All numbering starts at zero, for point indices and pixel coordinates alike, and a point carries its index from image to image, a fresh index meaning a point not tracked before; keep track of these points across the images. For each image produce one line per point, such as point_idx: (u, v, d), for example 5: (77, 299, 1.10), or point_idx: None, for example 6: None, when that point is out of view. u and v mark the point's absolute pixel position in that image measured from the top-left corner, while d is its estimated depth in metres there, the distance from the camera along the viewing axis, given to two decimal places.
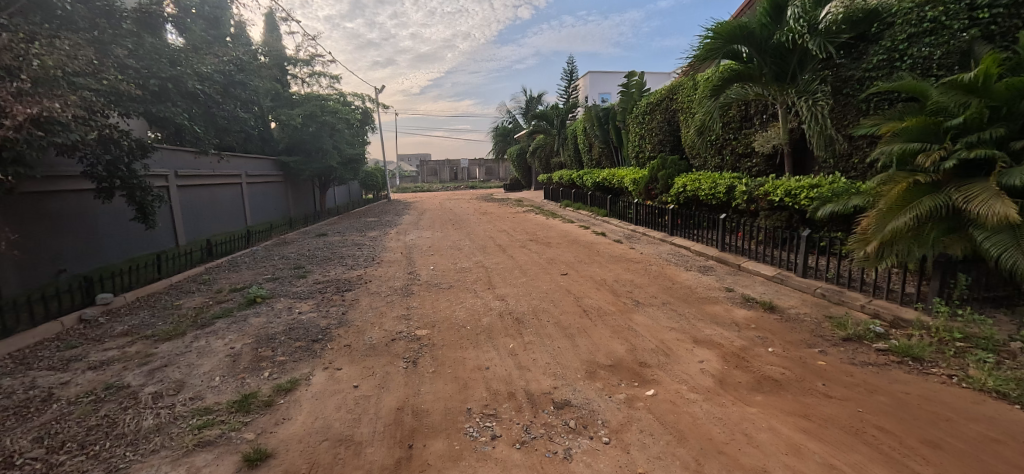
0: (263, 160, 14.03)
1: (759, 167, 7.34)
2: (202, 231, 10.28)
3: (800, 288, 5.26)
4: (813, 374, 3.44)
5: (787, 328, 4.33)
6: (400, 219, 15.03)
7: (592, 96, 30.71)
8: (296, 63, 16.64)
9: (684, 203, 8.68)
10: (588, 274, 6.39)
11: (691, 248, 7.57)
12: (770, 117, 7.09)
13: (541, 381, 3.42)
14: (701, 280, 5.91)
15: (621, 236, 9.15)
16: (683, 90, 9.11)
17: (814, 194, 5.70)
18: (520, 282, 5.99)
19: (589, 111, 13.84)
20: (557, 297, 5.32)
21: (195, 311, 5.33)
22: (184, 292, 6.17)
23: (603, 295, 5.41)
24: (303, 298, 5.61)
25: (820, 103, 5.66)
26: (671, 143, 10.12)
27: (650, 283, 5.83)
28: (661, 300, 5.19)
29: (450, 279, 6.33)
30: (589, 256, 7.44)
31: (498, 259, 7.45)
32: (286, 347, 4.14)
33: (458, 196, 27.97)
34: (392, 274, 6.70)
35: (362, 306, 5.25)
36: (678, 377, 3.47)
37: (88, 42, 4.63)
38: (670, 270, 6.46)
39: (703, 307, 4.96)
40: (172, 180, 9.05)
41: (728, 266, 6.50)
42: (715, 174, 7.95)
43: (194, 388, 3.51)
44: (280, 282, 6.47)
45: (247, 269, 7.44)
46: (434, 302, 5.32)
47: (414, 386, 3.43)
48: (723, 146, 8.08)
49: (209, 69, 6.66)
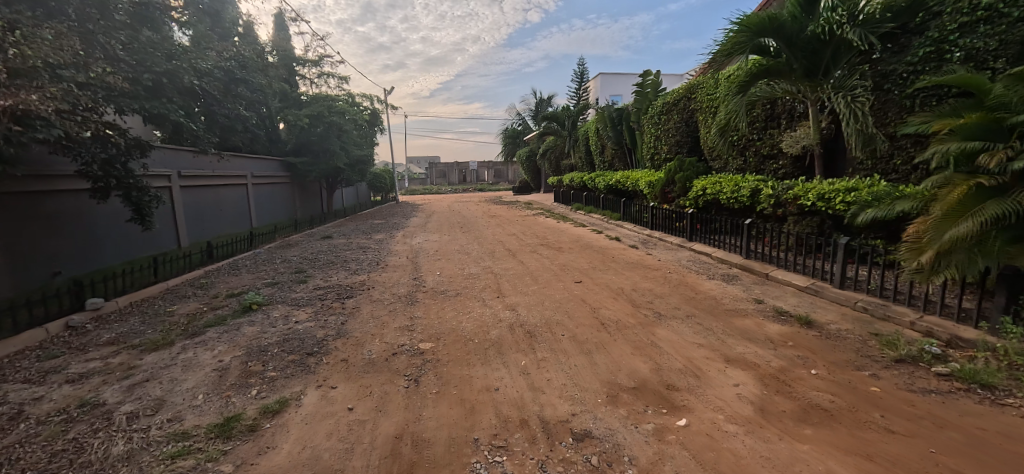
0: (270, 161, 13.84)
1: (786, 169, 6.90)
2: (205, 232, 10.07)
3: (838, 300, 4.82)
4: (868, 403, 3.02)
5: (829, 347, 3.89)
6: (407, 221, 14.74)
7: (603, 98, 30.27)
8: (304, 64, 16.51)
9: (703, 207, 8.25)
10: (604, 282, 5.98)
11: (712, 254, 7.13)
12: (799, 116, 6.65)
13: (558, 407, 3.04)
14: (726, 291, 5.48)
15: (636, 241, 8.74)
16: (702, 89, 8.68)
17: (851, 199, 5.27)
18: (531, 291, 5.61)
19: (601, 112, 13.46)
20: (572, 308, 4.93)
21: (188, 318, 5.03)
22: (179, 297, 5.89)
23: (621, 306, 5.01)
24: (301, 306, 5.29)
25: (859, 99, 5.22)
26: (689, 144, 9.69)
27: (671, 293, 5.42)
28: (685, 312, 4.79)
29: (457, 286, 5.98)
30: (604, 263, 7.05)
31: (507, 265, 7.08)
32: (278, 361, 3.81)
33: (466, 199, 27.65)
34: (396, 280, 6.36)
35: (363, 315, 4.91)
36: (712, 404, 3.06)
37: (75, 33, 4.37)
38: (692, 278, 6.03)
39: (732, 321, 4.54)
40: (175, 180, 8.85)
41: (755, 275, 6.06)
42: (737, 176, 7.53)
43: (174, 407, 3.19)
44: (279, 288, 6.17)
45: (247, 273, 7.15)
46: (439, 312, 4.96)
47: (414, 409, 3.07)
48: (745, 147, 7.64)
49: (210, 66, 6.39)
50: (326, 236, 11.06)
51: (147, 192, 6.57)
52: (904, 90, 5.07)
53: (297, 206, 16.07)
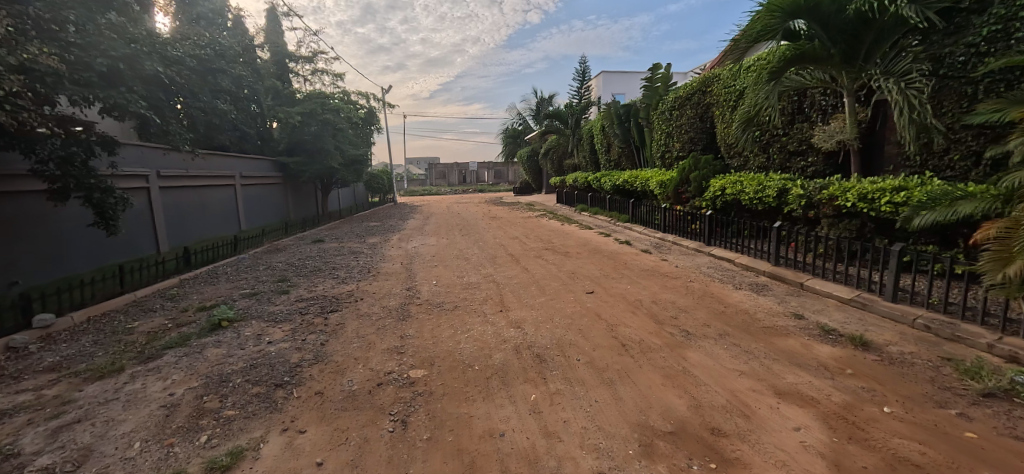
0: (261, 161, 13.27)
1: (817, 167, 6.27)
2: (187, 236, 9.43)
3: (893, 317, 4.18)
4: (971, 457, 2.38)
5: (898, 377, 3.26)
6: (404, 224, 14.12)
7: (604, 97, 29.60)
8: (297, 60, 15.91)
9: (721, 208, 7.64)
10: (618, 293, 5.35)
11: (734, 260, 6.51)
12: (832, 108, 6.04)
13: (579, 462, 2.40)
14: (759, 304, 4.84)
15: (648, 245, 8.12)
16: (720, 81, 8.08)
17: (900, 199, 4.65)
18: (537, 304, 4.96)
19: (607, 109, 12.85)
20: (586, 326, 4.28)
21: (147, 337, 4.41)
22: (143, 311, 5.26)
23: (642, 322, 4.37)
24: (277, 322, 4.67)
25: (913, 86, 4.60)
26: (704, 141, 9.05)
27: (697, 307, 4.78)
28: (716, 330, 4.14)
29: (455, 297, 5.36)
30: (616, 270, 6.42)
31: (511, 273, 6.45)
32: (239, 396, 3.18)
33: (468, 201, 27.04)
34: (387, 291, 5.72)
35: (347, 334, 4.29)
36: (773, 457, 2.42)
37: (5, 7, 3.70)
38: (717, 288, 5.40)
39: (773, 342, 3.90)
40: (153, 180, 8.27)
41: (786, 284, 5.42)
42: (760, 175, 6.91)
43: (101, 461, 2.56)
44: (257, 300, 5.54)
45: (225, 282, 6.50)
46: (434, 330, 4.33)
47: (399, 464, 2.43)
48: (769, 143, 7.03)
49: (180, 53, 5.73)
50: (318, 239, 10.45)
51: (112, 192, 5.79)
52: (964, 76, 4.48)
53: (290, 208, 15.47)
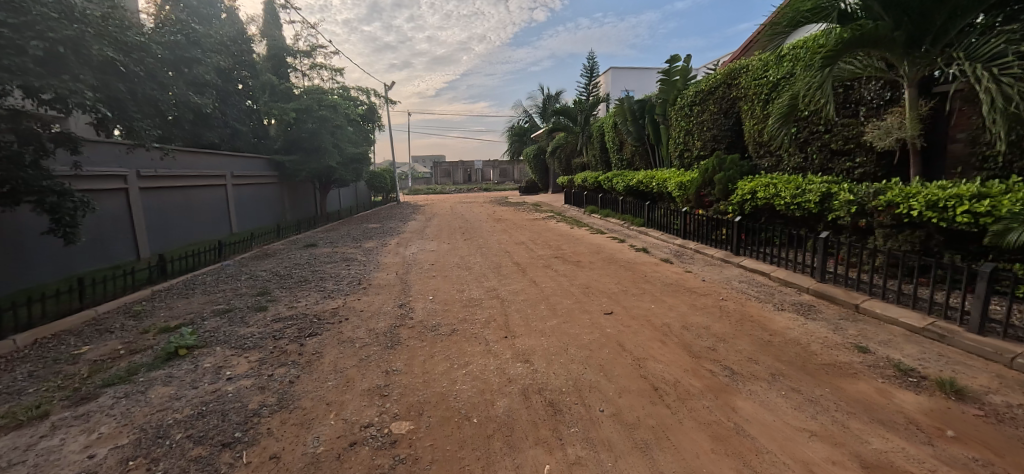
0: (254, 159, 12.67)
1: (866, 168, 5.53)
2: (170, 239, 8.79)
3: (982, 353, 3.45)
4: None
5: (1019, 446, 2.49)
6: (404, 225, 13.43)
7: (614, 93, 28.68)
8: (295, 55, 15.29)
9: (750, 214, 6.91)
10: (641, 314, 4.63)
11: (769, 273, 5.77)
12: (888, 101, 5.28)
13: None
14: (811, 332, 4.10)
15: (669, 254, 7.39)
16: (749, 73, 7.33)
17: (983, 208, 3.89)
18: (548, 330, 4.24)
19: (620, 105, 12.10)
20: (607, 360, 3.57)
21: (90, 369, 3.74)
22: (99, 332, 4.60)
23: (675, 356, 3.64)
24: (244, 349, 4.00)
25: (1009, 71, 3.83)
26: (728, 139, 8.27)
27: (737, 335, 4.05)
28: (767, 369, 3.41)
29: (453, 318, 4.66)
30: (636, 284, 5.69)
31: (517, 287, 5.75)
32: (172, 461, 2.49)
33: (473, 200, 26.31)
34: (375, 309, 5.02)
35: (323, 366, 3.61)
36: None
37: None
38: (755, 309, 4.67)
39: (841, 387, 3.17)
40: (133, 180, 7.70)
41: (837, 305, 4.70)
42: (798, 178, 6.17)
43: None
44: (229, 318, 4.87)
45: (199, 296, 5.85)
46: (426, 363, 3.65)
47: None
48: (808, 140, 6.28)
49: (142, 38, 5.02)
50: (312, 244, 9.81)
51: (70, 195, 5.11)
52: None
53: (286, 208, 14.85)
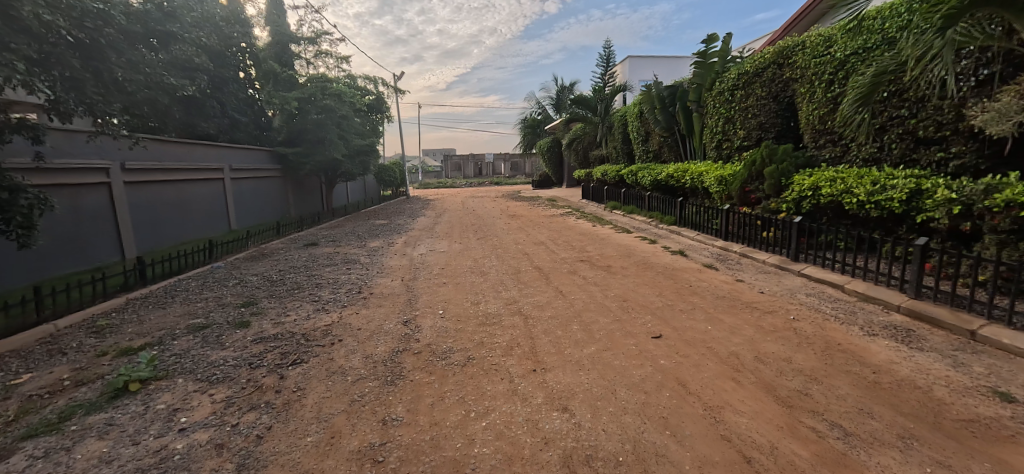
0: (255, 152, 11.99)
1: (964, 159, 4.60)
2: (160, 237, 8.12)
3: None
4: None
5: None
6: (413, 222, 12.61)
7: (631, 83, 27.33)
8: (300, 42, 14.55)
9: (808, 212, 5.99)
10: (698, 339, 3.77)
11: (842, 286, 4.85)
12: (999, 79, 4.33)
13: None
14: (925, 369, 3.19)
15: (712, 259, 6.49)
16: (806, 50, 6.45)
17: None
18: (586, 361, 3.40)
19: (647, 92, 11.13)
20: (670, 411, 2.72)
21: (19, 409, 3.00)
22: (49, 354, 3.89)
23: (760, 406, 2.77)
24: (212, 382, 3.25)
25: None
26: (778, 128, 7.34)
27: (829, 372, 3.16)
28: (891, 429, 2.51)
29: (469, 341, 3.85)
30: (682, 297, 4.82)
31: (541, 299, 4.90)
32: None
33: (485, 195, 25.40)
34: (375, 327, 4.22)
35: (300, 413, 2.82)
36: None
37: None
38: (839, 334, 3.79)
39: (1005, 460, 2.26)
40: (115, 172, 7.03)
41: (943, 330, 3.78)
42: (874, 171, 5.25)
43: None
44: (204, 337, 4.14)
45: (177, 306, 5.12)
46: (435, 408, 2.84)
47: None
48: (885, 127, 5.38)
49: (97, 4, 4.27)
50: (314, 243, 9.10)
51: (23, 192, 4.39)
52: None
53: (289, 203, 14.19)
